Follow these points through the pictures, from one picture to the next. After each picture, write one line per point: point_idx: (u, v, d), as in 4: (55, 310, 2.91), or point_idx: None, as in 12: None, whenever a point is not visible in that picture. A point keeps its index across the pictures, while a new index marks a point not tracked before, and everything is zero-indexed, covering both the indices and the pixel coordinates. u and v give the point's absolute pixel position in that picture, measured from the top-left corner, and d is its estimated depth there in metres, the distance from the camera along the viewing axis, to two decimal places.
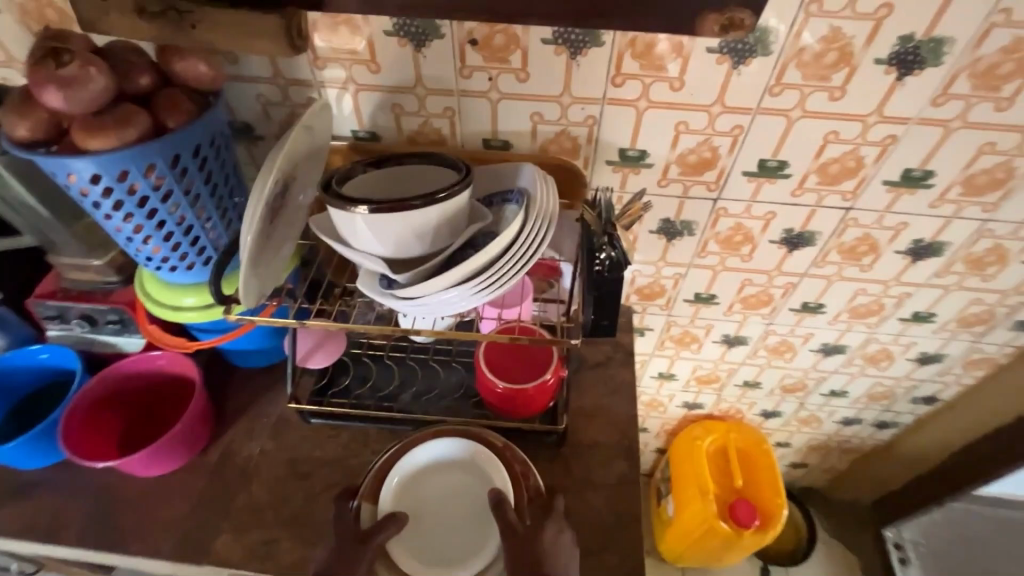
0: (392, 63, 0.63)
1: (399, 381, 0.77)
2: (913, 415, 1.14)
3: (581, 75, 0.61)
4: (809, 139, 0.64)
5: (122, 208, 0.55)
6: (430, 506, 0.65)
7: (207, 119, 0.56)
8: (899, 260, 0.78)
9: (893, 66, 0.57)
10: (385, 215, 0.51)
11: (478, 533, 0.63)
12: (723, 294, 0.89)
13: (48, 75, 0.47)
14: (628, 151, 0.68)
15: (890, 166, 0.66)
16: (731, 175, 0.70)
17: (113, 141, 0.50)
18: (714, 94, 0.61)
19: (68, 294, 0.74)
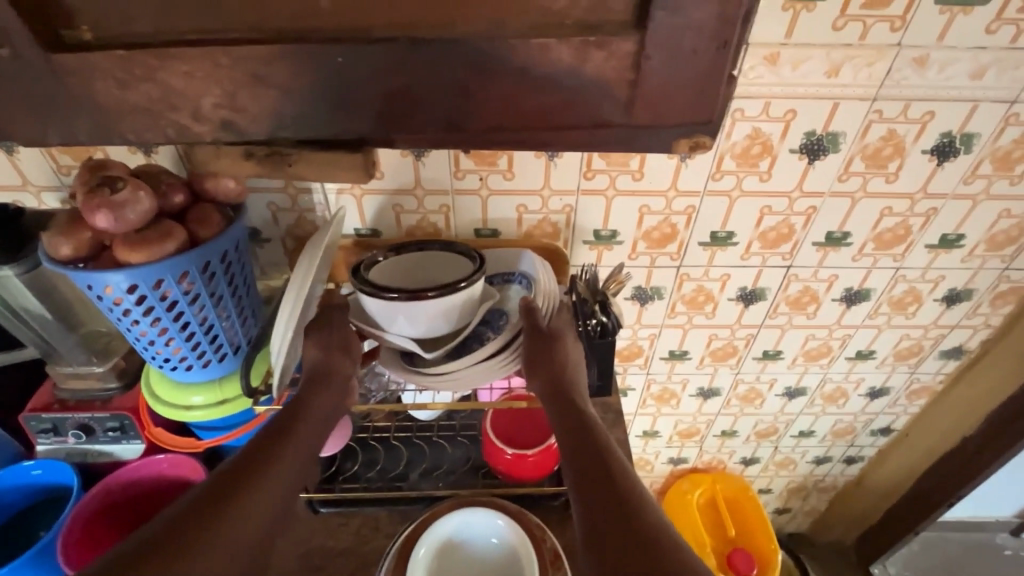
0: (394, 171, 0.72)
1: (407, 459, 0.79)
2: (874, 447, 1.24)
3: (558, 173, 0.73)
4: (748, 214, 0.78)
5: (151, 314, 0.59)
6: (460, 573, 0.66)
7: (235, 228, 0.62)
8: (836, 307, 0.91)
9: (804, 154, 0.71)
10: (408, 303, 0.61)
11: None
12: (694, 349, 0.98)
13: (101, 201, 0.52)
14: (601, 232, 0.79)
15: (816, 230, 0.80)
16: (689, 246, 0.81)
17: (155, 254, 0.55)
18: (668, 181, 0.74)
19: (64, 406, 0.73)
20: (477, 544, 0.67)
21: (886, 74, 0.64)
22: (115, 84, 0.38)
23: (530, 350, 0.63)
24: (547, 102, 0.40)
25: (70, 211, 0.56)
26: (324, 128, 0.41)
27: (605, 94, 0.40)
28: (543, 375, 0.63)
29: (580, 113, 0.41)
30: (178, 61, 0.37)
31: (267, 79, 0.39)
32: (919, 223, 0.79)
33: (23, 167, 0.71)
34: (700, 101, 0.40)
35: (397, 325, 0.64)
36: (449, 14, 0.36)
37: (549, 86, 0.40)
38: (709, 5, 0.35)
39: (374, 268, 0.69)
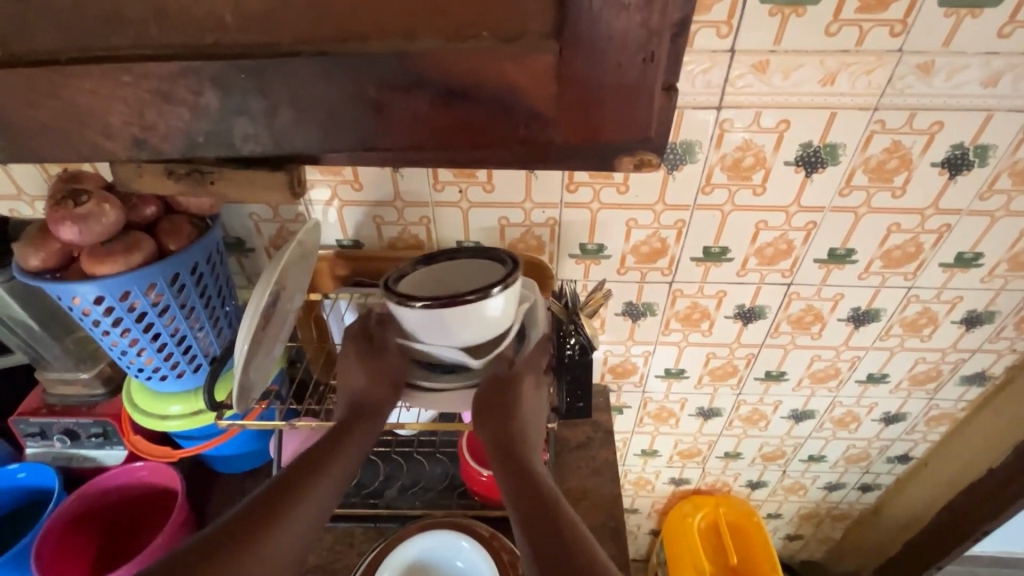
0: (373, 183, 0.71)
1: (385, 474, 0.78)
2: (891, 475, 1.17)
3: (539, 185, 0.70)
4: (743, 229, 0.74)
5: (120, 324, 0.59)
6: None
7: (206, 239, 0.62)
8: (843, 327, 0.86)
9: (801, 166, 0.67)
10: (460, 307, 0.58)
11: None
12: (691, 367, 0.94)
13: (65, 214, 0.53)
14: (587, 245, 0.76)
15: (817, 246, 0.75)
16: (681, 261, 0.78)
17: (119, 266, 0.55)
18: (655, 193, 0.70)
19: (51, 410, 0.75)
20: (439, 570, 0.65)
21: (887, 81, 0.60)
22: (41, 100, 0.39)
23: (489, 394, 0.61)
24: (471, 116, 0.40)
25: (40, 223, 0.57)
26: (250, 145, 0.41)
27: (535, 116, 0.40)
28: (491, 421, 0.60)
29: (508, 131, 0.41)
30: (82, 79, 0.38)
31: (173, 95, 0.38)
32: (932, 240, 0.74)
33: (17, 178, 0.72)
34: (635, 116, 0.40)
35: (434, 335, 0.61)
36: (359, 28, 0.37)
37: (469, 101, 0.39)
38: (632, 15, 0.35)
39: (403, 279, 0.65)
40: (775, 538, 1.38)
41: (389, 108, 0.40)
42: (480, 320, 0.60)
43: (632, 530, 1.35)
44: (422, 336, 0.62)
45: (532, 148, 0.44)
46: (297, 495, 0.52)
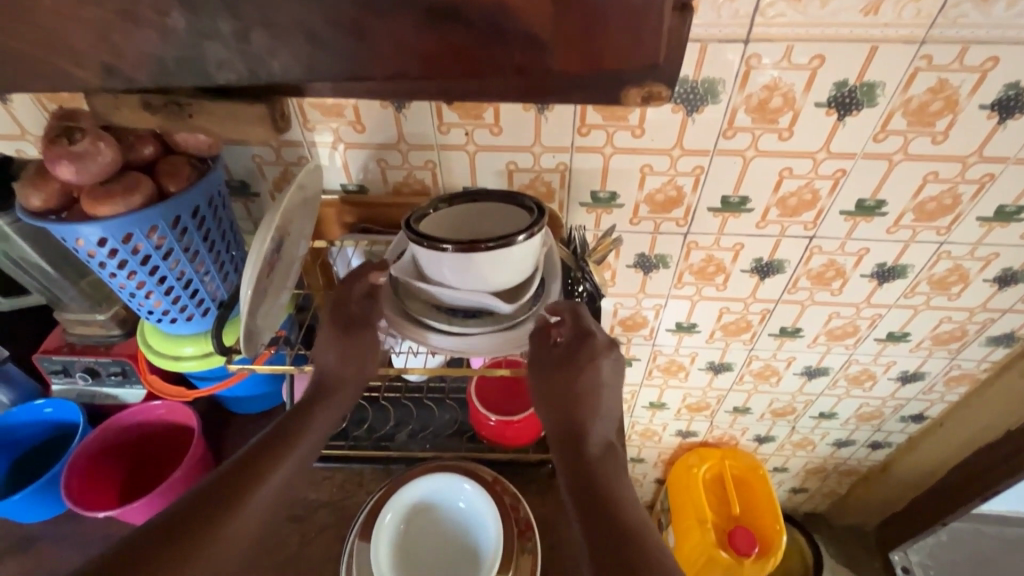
0: (376, 124, 0.68)
1: (395, 420, 0.80)
2: (903, 434, 1.15)
3: (549, 128, 0.67)
4: (765, 177, 0.69)
5: (125, 267, 0.59)
6: (425, 540, 0.66)
7: (206, 181, 0.61)
8: (866, 284, 0.82)
9: (833, 108, 0.62)
10: (497, 250, 0.54)
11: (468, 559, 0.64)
12: (703, 322, 0.92)
13: (60, 151, 0.52)
14: (599, 194, 0.73)
15: (844, 197, 0.71)
16: (697, 211, 0.74)
17: (119, 207, 0.55)
18: (672, 138, 0.66)
19: (73, 349, 0.77)
20: (440, 516, 0.67)
21: (939, 9, 0.54)
22: (12, 23, 0.37)
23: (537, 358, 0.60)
24: (457, 42, 0.37)
25: (37, 161, 0.57)
26: (225, 74, 0.39)
27: (530, 41, 0.37)
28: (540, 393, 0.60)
29: (501, 61, 0.38)
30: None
31: (142, 19, 0.36)
32: (971, 191, 0.69)
33: (18, 115, 0.70)
34: (639, 43, 0.36)
35: (465, 280, 0.56)
36: None
37: (456, 25, 0.36)
38: None
39: (423, 221, 0.59)
40: (780, 491, 1.39)
41: (374, 35, 0.37)
42: (509, 266, 0.56)
43: (638, 479, 1.38)
44: (449, 280, 0.57)
45: (529, 79, 0.40)
46: (244, 489, 0.54)
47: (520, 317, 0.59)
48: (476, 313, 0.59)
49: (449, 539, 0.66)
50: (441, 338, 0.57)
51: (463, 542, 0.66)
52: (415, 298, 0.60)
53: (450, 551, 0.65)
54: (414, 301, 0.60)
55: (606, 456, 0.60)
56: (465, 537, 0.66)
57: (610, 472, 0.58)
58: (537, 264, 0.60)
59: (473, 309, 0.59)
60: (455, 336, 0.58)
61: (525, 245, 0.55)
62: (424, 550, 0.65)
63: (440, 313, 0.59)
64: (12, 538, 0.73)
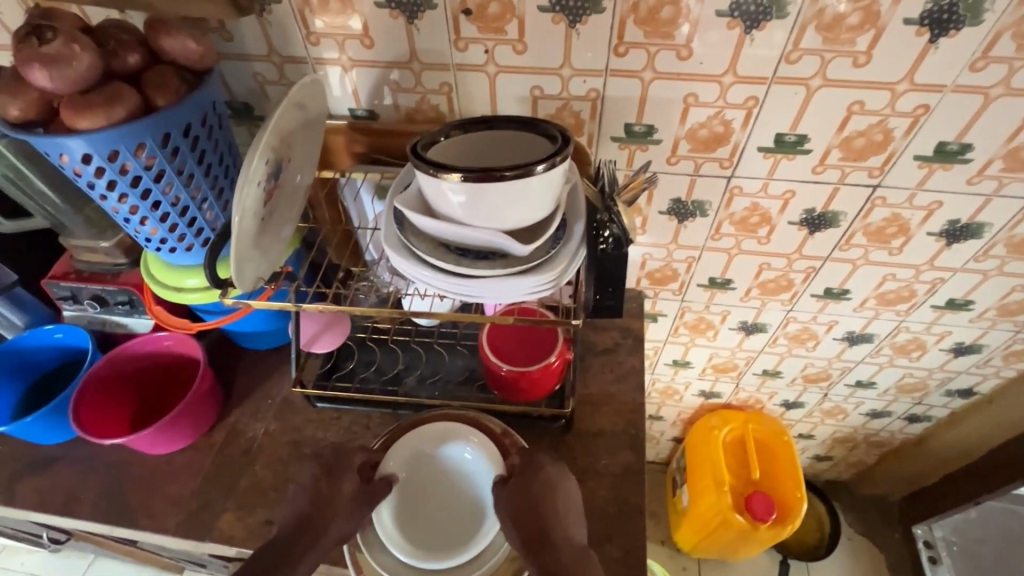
0: (386, 38, 0.61)
1: (404, 362, 0.77)
2: (946, 408, 1.07)
3: (581, 46, 0.58)
4: (831, 112, 0.60)
5: (115, 188, 0.55)
6: (425, 492, 0.64)
7: (196, 96, 0.55)
8: (932, 243, 0.73)
9: (926, 26, 0.52)
10: (512, 183, 0.48)
11: (470, 512, 0.63)
12: (739, 278, 0.84)
13: (32, 53, 0.47)
14: (634, 127, 0.65)
15: (922, 139, 0.61)
16: (745, 151, 0.65)
17: (101, 120, 0.50)
18: (725, 62, 0.57)
19: (80, 276, 0.76)
20: (443, 465, 0.65)
21: None
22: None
23: (514, 504, 0.58)
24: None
25: (15, 66, 0.52)
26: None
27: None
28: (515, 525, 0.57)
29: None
30: None
31: None
32: None
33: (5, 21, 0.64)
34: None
35: (475, 216, 0.51)
36: None
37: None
38: None
39: (432, 147, 0.53)
40: (803, 457, 1.35)
41: None
42: (525, 202, 0.50)
43: (655, 437, 1.35)
44: (458, 215, 0.51)
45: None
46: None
47: (536, 260, 0.53)
48: (488, 255, 0.54)
49: (450, 491, 0.64)
50: (448, 278, 0.52)
51: (468, 490, 0.64)
52: (421, 236, 0.55)
53: (451, 504, 0.63)
54: (419, 238, 0.54)
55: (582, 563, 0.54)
56: (467, 491, 0.64)
57: None
58: (558, 202, 0.54)
59: (484, 250, 0.53)
60: (462, 280, 0.53)
61: (544, 178, 0.49)
62: (423, 503, 0.64)
63: (447, 252, 0.54)
64: (32, 457, 0.75)
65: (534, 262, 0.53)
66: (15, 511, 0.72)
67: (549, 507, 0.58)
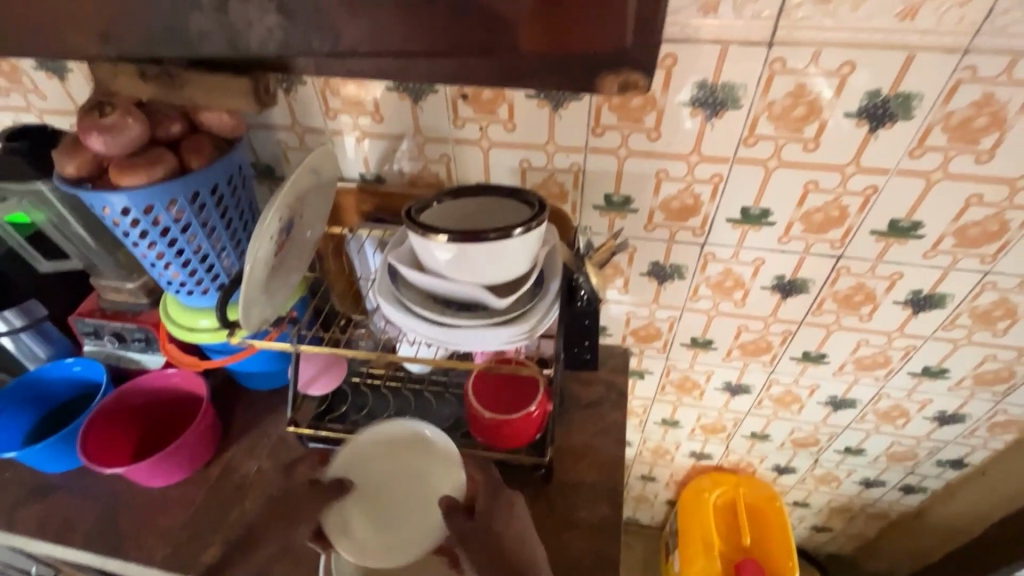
0: (394, 115, 0.69)
1: (395, 408, 0.81)
2: (940, 479, 1.06)
3: (563, 127, 0.66)
4: (789, 190, 0.66)
5: (147, 237, 0.63)
6: (378, 482, 0.65)
7: (225, 161, 0.63)
8: (899, 311, 0.76)
9: (864, 119, 0.58)
10: (491, 245, 0.54)
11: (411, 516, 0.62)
12: (720, 339, 0.88)
13: (93, 123, 0.56)
14: (613, 197, 0.71)
15: (876, 215, 0.66)
16: (715, 221, 0.71)
17: (141, 179, 0.58)
18: (690, 143, 0.64)
19: (104, 313, 0.82)
20: (400, 463, 0.66)
21: (984, 17, 0.50)
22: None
23: (482, 524, 0.59)
24: (426, 21, 0.36)
25: (75, 133, 0.61)
26: (209, 47, 0.40)
27: (493, 21, 0.35)
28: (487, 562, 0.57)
29: (469, 44, 0.36)
30: None
31: None
32: (1020, 218, 0.63)
33: (71, 91, 0.74)
34: (604, 31, 0.35)
35: (459, 272, 0.56)
36: None
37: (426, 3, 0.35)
38: None
39: (425, 211, 0.60)
40: (801, 527, 1.32)
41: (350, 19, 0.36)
42: (504, 261, 0.56)
43: (648, 498, 1.33)
44: (444, 271, 0.57)
45: (505, 61, 0.38)
46: None
47: (513, 313, 0.59)
48: (470, 307, 0.59)
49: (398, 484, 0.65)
50: (433, 327, 0.58)
51: (416, 493, 0.64)
52: (412, 288, 0.61)
53: (396, 500, 0.63)
54: (410, 290, 0.60)
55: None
56: (416, 493, 0.64)
57: None
58: (536, 261, 0.60)
59: (467, 303, 0.59)
60: (445, 329, 0.58)
61: (522, 240, 0.55)
62: (374, 496, 0.64)
63: (434, 303, 0.60)
64: (36, 484, 0.78)
65: (510, 315, 0.58)
66: (13, 538, 0.74)
67: (510, 530, 0.60)
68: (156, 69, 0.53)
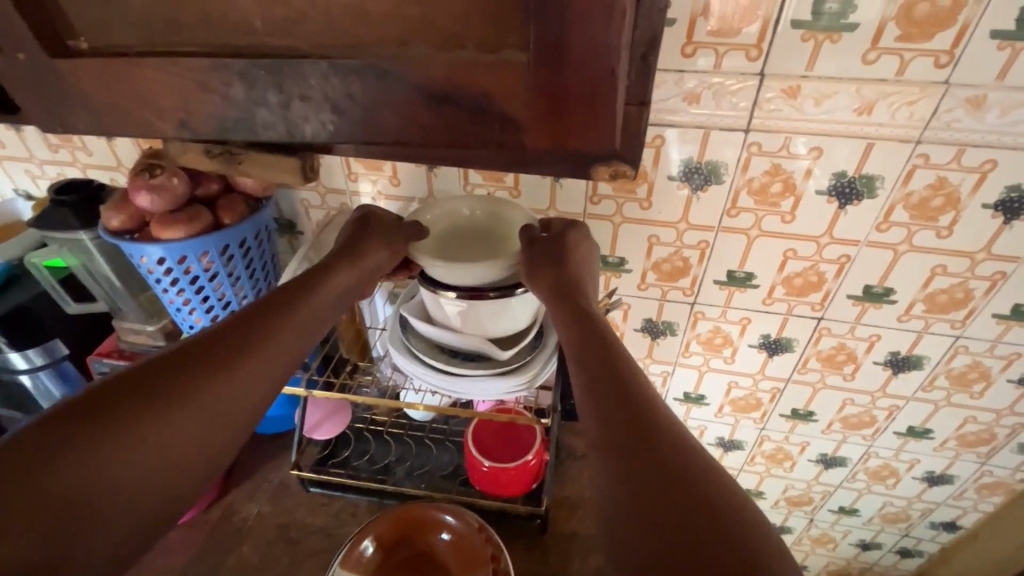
0: (409, 179, 0.76)
1: (395, 454, 0.83)
2: (935, 542, 1.06)
3: (563, 195, 0.73)
4: (770, 256, 0.72)
5: (176, 284, 0.68)
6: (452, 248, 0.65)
7: (255, 217, 0.70)
8: (880, 372, 0.80)
9: (834, 196, 0.65)
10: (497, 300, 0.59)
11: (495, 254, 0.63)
12: (711, 394, 0.92)
13: (143, 183, 0.63)
14: (608, 258, 0.77)
15: (851, 282, 0.72)
16: (703, 282, 0.77)
17: (179, 233, 0.64)
18: (678, 212, 0.71)
19: (122, 354, 0.86)
20: (474, 240, 0.66)
21: (931, 114, 0.57)
22: (107, 80, 0.43)
23: (543, 261, 0.60)
24: (448, 118, 0.41)
25: (123, 189, 0.67)
26: (268, 132, 0.45)
27: (506, 121, 0.40)
28: (606, 399, 0.49)
29: (486, 134, 0.42)
30: (136, 73, 0.42)
31: (207, 85, 0.42)
32: (983, 287, 0.69)
33: (116, 150, 0.82)
34: (598, 133, 0.40)
35: (465, 324, 0.61)
36: (363, 41, 0.39)
37: (448, 104, 0.40)
38: (599, 28, 0.34)
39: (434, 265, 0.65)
40: None
41: (382, 114, 0.42)
42: (506, 315, 0.61)
43: None
44: (451, 322, 0.62)
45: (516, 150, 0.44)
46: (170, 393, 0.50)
47: (514, 364, 0.63)
48: (474, 357, 0.63)
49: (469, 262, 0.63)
50: (438, 375, 0.62)
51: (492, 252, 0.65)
52: (419, 338, 0.65)
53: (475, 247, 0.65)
54: (418, 339, 0.65)
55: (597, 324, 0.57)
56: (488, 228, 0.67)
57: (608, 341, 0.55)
58: (535, 317, 0.65)
59: (471, 353, 0.63)
60: (449, 377, 0.62)
61: (523, 298, 0.61)
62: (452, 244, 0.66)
63: (440, 352, 0.64)
64: None
65: (512, 365, 0.62)
66: None
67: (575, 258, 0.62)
68: (220, 147, 0.56)
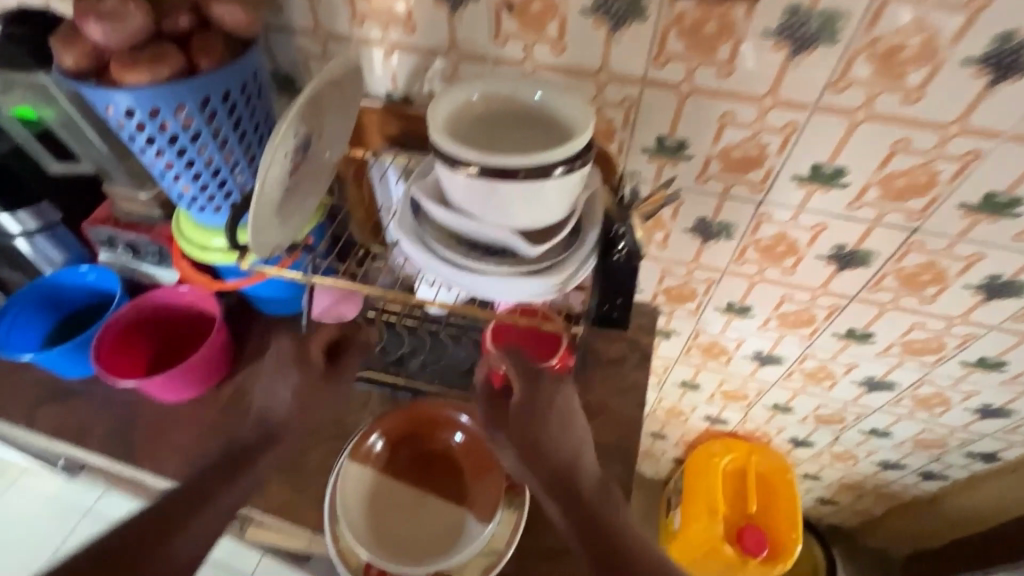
0: (428, 25, 0.61)
1: (409, 347, 0.76)
2: (965, 469, 1.02)
3: (620, 52, 0.57)
4: (873, 147, 0.57)
5: (154, 144, 0.58)
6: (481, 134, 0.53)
7: (238, 65, 0.57)
8: (968, 296, 0.69)
9: (985, 68, 0.49)
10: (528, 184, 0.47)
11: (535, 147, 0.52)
12: (758, 307, 0.82)
13: (90, 9, 0.50)
14: (666, 140, 0.63)
15: (969, 187, 0.58)
16: (779, 177, 0.63)
17: (146, 78, 0.52)
18: (767, 84, 0.55)
19: (118, 223, 0.79)
20: (509, 127, 0.54)
21: None
22: None
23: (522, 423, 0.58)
24: None
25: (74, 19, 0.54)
26: None
27: None
28: (582, 533, 0.53)
29: None
30: None
31: None
32: None
33: None
34: None
35: (488, 213, 0.51)
36: None
37: None
38: None
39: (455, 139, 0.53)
40: (806, 497, 1.31)
41: None
42: (539, 203, 0.50)
43: (655, 454, 1.33)
44: (471, 209, 0.52)
45: None
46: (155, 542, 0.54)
47: (543, 263, 0.54)
48: (498, 251, 0.54)
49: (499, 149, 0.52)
50: (456, 270, 0.53)
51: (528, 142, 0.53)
52: (435, 226, 0.56)
53: (510, 135, 0.53)
54: (433, 226, 0.55)
55: (567, 431, 0.59)
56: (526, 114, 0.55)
57: (574, 461, 0.57)
58: (575, 207, 0.54)
59: (495, 247, 0.54)
60: (468, 274, 0.53)
61: (560, 182, 0.49)
62: (481, 130, 0.54)
63: (460, 244, 0.55)
64: (53, 389, 0.79)
65: (540, 266, 0.54)
66: (35, 436, 0.76)
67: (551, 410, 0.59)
68: None
